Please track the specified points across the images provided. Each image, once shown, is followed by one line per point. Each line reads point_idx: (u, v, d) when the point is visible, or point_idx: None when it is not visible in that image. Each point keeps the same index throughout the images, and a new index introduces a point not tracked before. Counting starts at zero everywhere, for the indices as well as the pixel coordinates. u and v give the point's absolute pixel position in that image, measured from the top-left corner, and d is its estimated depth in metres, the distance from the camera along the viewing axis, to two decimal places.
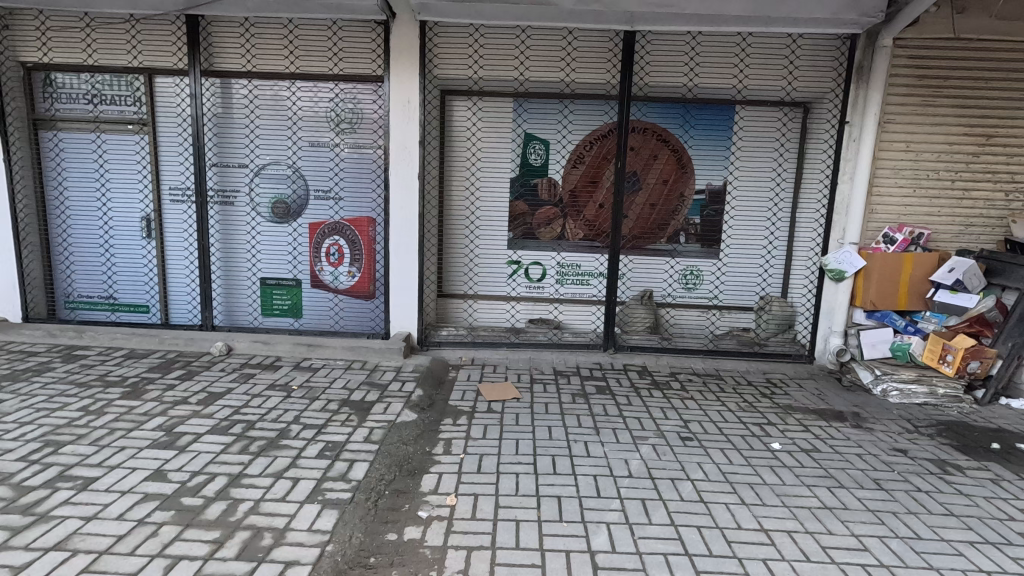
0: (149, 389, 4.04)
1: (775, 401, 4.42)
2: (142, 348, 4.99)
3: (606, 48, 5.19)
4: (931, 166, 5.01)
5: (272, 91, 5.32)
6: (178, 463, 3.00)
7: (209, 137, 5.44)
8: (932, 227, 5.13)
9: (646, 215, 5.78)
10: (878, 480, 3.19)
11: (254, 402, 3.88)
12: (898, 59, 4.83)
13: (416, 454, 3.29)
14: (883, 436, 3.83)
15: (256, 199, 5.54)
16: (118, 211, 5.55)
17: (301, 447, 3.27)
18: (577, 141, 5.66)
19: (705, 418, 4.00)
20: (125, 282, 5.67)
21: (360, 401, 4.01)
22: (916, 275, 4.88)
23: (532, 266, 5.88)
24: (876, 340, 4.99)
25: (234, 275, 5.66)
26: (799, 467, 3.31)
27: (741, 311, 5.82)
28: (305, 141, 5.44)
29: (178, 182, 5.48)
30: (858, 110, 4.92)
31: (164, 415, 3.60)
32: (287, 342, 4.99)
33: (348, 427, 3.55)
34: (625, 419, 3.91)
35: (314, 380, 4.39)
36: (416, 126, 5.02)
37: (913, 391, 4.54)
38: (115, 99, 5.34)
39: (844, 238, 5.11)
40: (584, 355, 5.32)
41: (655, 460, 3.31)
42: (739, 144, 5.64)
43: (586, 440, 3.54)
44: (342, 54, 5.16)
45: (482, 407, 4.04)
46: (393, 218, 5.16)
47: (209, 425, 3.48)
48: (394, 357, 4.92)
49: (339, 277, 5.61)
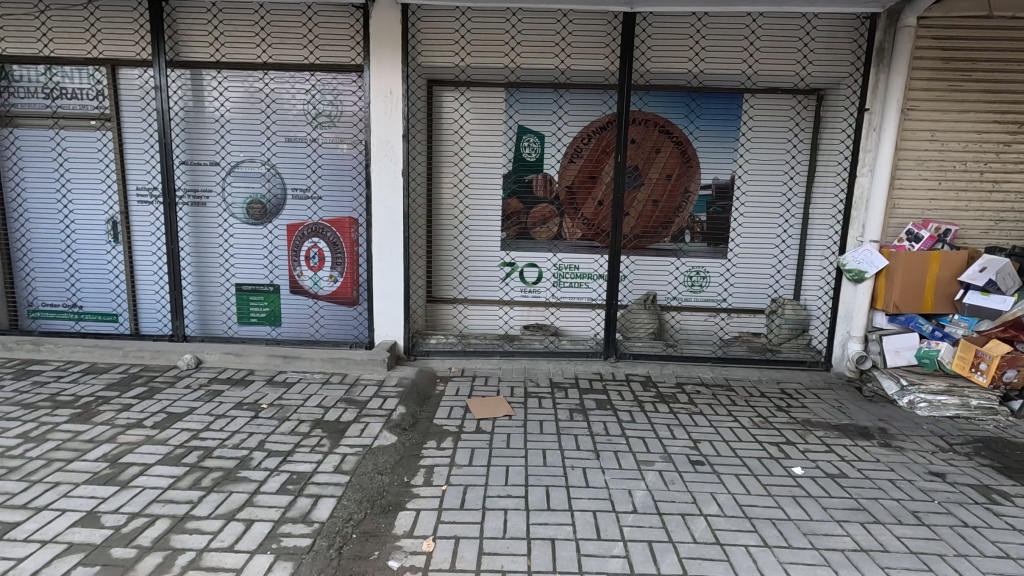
0: (102, 410, 3.65)
1: (792, 415, 4.03)
2: (104, 362, 4.62)
3: (604, 32, 4.80)
4: (959, 156, 4.61)
5: (245, 83, 4.94)
6: (117, 502, 2.62)
7: (177, 133, 5.05)
8: (959, 223, 4.73)
9: (649, 212, 5.39)
10: (917, 514, 2.80)
11: (216, 425, 3.50)
12: (922, 40, 4.44)
13: (391, 487, 2.91)
14: (915, 457, 3.44)
15: (229, 199, 5.15)
16: (81, 214, 5.16)
17: (261, 479, 2.89)
18: (575, 134, 5.29)
19: (716, 437, 3.62)
20: (90, 289, 5.28)
21: (335, 422, 3.62)
22: (943, 274, 4.50)
23: (527, 268, 5.49)
24: (900, 346, 4.59)
25: (207, 281, 5.28)
26: (826, 497, 2.92)
27: (751, 315, 5.44)
28: (281, 137, 5.05)
29: (144, 181, 5.10)
30: (878, 96, 4.52)
31: (112, 441, 3.22)
32: (261, 354, 4.62)
33: (319, 454, 3.17)
34: (628, 440, 3.51)
35: (286, 397, 4.00)
36: (399, 118, 4.63)
37: (943, 402, 4.17)
38: (76, 92, 4.95)
39: (863, 236, 4.71)
40: (583, 364, 4.94)
41: (662, 491, 2.92)
42: (749, 135, 5.25)
43: (585, 466, 3.16)
44: (318, 42, 4.78)
45: (470, 427, 3.66)
46: (375, 216, 4.77)
47: (161, 454, 3.10)
48: (377, 369, 4.55)
49: (320, 281, 5.22)
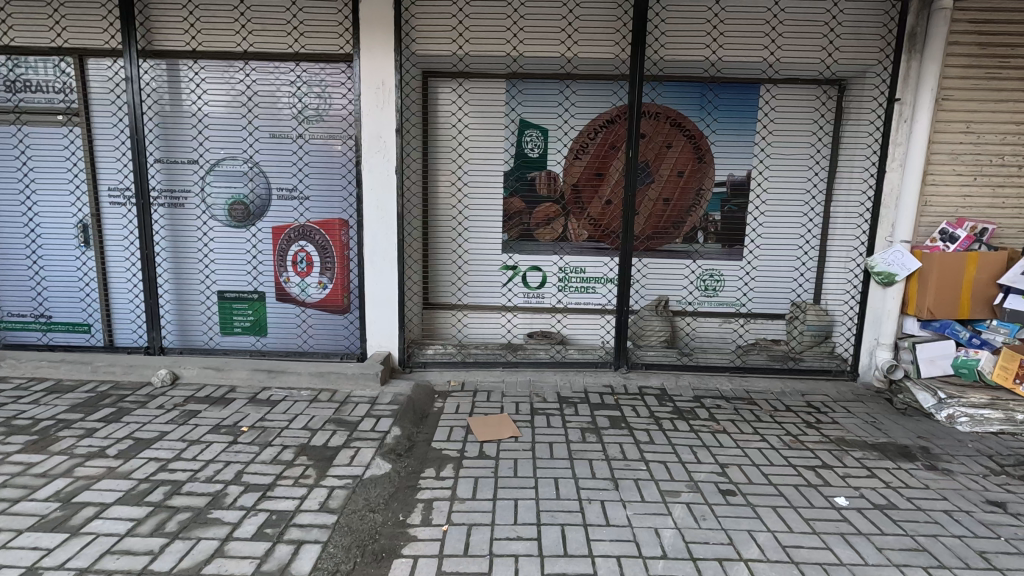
0: (61, 437, 3.27)
1: (824, 432, 3.69)
2: (71, 379, 4.23)
3: (614, 17, 4.46)
4: (996, 149, 4.28)
5: (225, 74, 4.56)
6: (63, 555, 2.25)
7: (151, 129, 4.67)
8: (996, 221, 4.39)
9: (659, 212, 5.04)
10: (986, 555, 2.46)
11: (188, 453, 3.13)
12: (958, 24, 4.11)
13: (385, 528, 2.55)
14: (967, 481, 3.10)
15: (208, 200, 4.76)
16: (48, 216, 4.76)
17: (235, 521, 2.53)
18: (581, 128, 4.93)
19: (745, 460, 3.27)
20: (60, 298, 4.88)
21: (322, 447, 3.25)
22: (981, 276, 4.16)
23: (531, 271, 5.13)
24: (935, 354, 4.26)
25: (186, 289, 4.89)
26: (879, 535, 2.57)
27: (771, 320, 5.10)
28: (265, 132, 4.66)
29: (116, 180, 4.71)
30: (910, 86, 4.19)
31: (68, 476, 2.84)
32: (243, 369, 4.24)
33: (303, 489, 2.81)
34: (649, 466, 3.15)
35: (269, 418, 3.62)
36: (392, 111, 4.27)
37: (986, 417, 3.85)
38: (40, 84, 4.56)
39: (893, 236, 4.37)
40: (593, 376, 4.58)
41: (693, 530, 2.57)
42: (768, 127, 4.92)
43: (603, 500, 2.80)
44: (303, 29, 4.41)
45: (473, 452, 3.30)
46: (367, 216, 4.41)
47: (123, 491, 2.72)
48: (369, 385, 4.18)
49: (308, 288, 4.85)
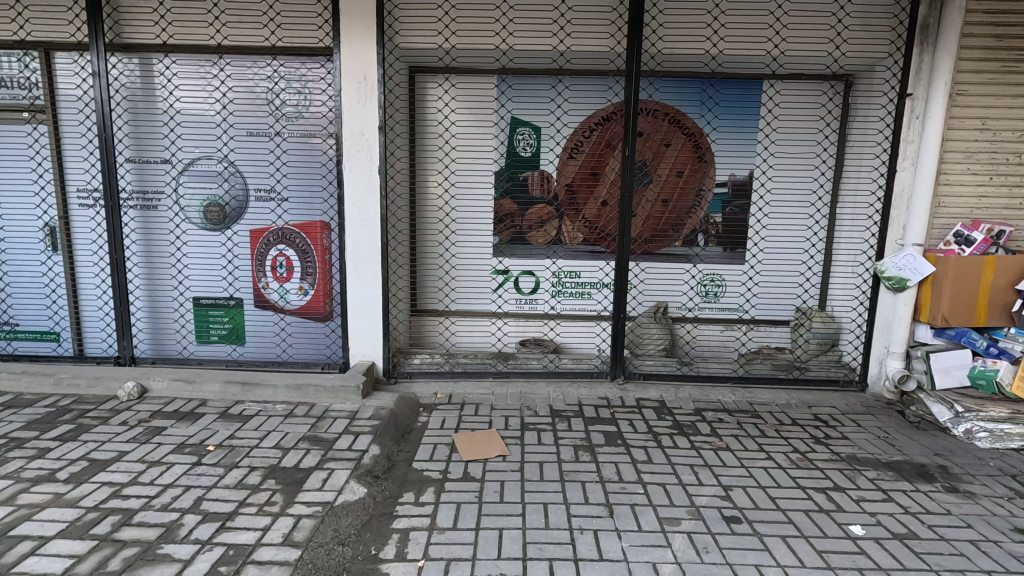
0: (9, 459, 3.02)
1: (834, 449, 3.44)
2: (32, 392, 3.98)
3: (609, 8, 4.22)
4: (1014, 147, 4.04)
5: (198, 69, 4.31)
6: None
7: (121, 126, 4.42)
8: (1013, 222, 4.14)
9: (658, 213, 4.81)
10: None
11: (146, 476, 2.87)
12: (973, 15, 3.88)
13: (354, 565, 2.30)
14: (991, 506, 2.86)
15: (181, 201, 4.51)
16: (12, 219, 4.51)
17: (187, 558, 2.28)
18: (575, 125, 4.70)
19: (751, 481, 3.02)
20: (26, 305, 4.63)
21: (293, 469, 3.00)
22: (1000, 281, 3.93)
23: (523, 276, 4.89)
24: (950, 364, 4.03)
25: (159, 295, 4.65)
26: (901, 571, 2.33)
27: (775, 327, 4.86)
28: (241, 129, 4.41)
29: (84, 181, 4.46)
30: (922, 80, 3.97)
31: (8, 504, 2.59)
32: (215, 381, 3.99)
33: (267, 518, 2.56)
34: (648, 489, 2.91)
35: (239, 436, 3.37)
36: (374, 108, 4.03)
37: (1006, 432, 3.61)
38: (5, 79, 4.32)
39: (904, 238, 4.14)
40: (588, 387, 4.33)
41: (696, 566, 2.32)
42: (772, 125, 4.68)
43: (597, 529, 2.56)
44: (280, 20, 4.17)
45: (456, 473, 3.05)
46: (349, 218, 4.16)
47: (67, 521, 2.47)
48: (349, 398, 3.93)
49: (288, 294, 4.60)
